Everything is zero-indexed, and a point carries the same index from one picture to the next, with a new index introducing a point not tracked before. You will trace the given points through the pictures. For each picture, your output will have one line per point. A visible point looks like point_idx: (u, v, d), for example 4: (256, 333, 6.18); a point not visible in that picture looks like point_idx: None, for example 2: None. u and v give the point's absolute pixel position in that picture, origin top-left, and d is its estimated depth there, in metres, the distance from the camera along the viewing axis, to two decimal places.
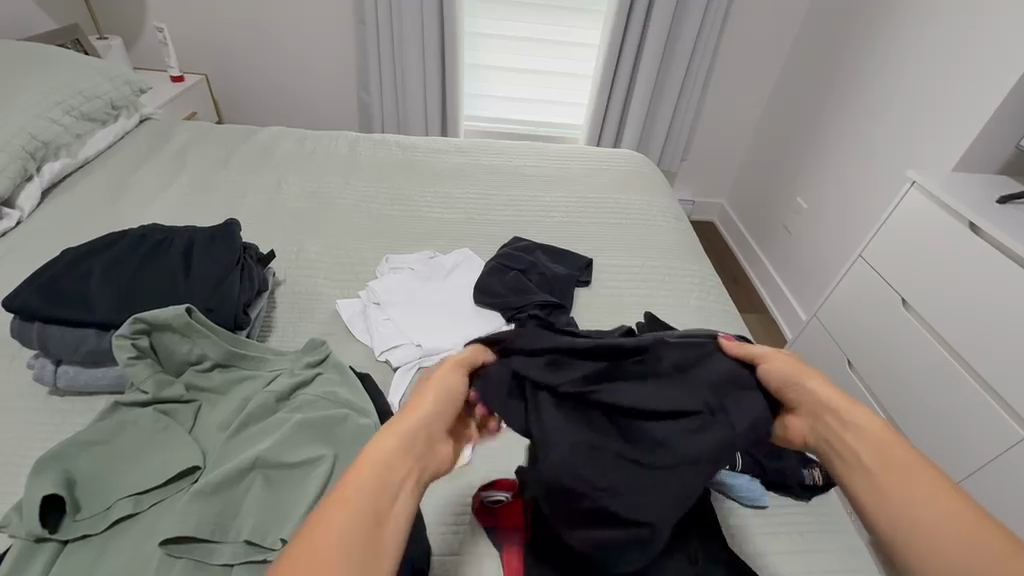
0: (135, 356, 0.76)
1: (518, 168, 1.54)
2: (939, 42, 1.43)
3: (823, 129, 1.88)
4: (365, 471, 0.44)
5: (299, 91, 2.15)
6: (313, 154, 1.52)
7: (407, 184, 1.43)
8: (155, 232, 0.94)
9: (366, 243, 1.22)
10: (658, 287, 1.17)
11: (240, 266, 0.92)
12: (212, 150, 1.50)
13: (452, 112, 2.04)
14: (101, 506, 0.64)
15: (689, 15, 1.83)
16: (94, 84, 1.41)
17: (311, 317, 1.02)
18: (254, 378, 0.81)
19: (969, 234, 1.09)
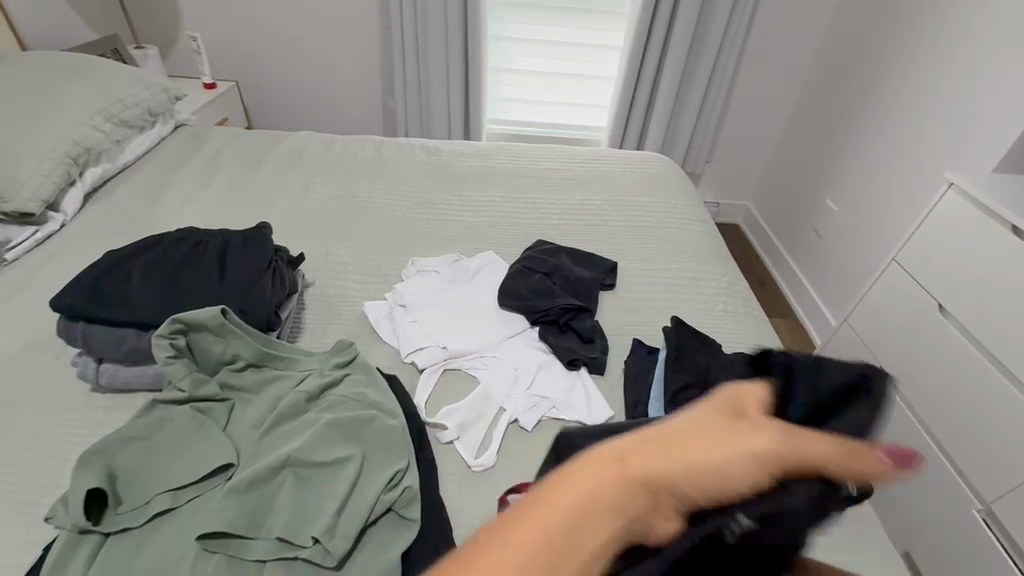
0: (173, 355, 0.78)
1: (542, 171, 1.54)
2: (981, 34, 1.38)
3: (855, 129, 1.83)
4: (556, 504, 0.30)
5: (325, 94, 2.19)
6: (339, 159, 1.55)
7: (432, 188, 1.44)
8: (190, 235, 0.97)
9: (392, 246, 1.24)
10: (685, 292, 1.15)
11: (271, 269, 0.94)
12: (242, 155, 1.54)
13: (475, 116, 2.06)
14: (140, 501, 0.66)
15: (715, 14, 1.81)
16: (133, 92, 1.46)
17: (340, 319, 1.03)
18: (285, 378, 0.82)
19: (1011, 234, 1.05)
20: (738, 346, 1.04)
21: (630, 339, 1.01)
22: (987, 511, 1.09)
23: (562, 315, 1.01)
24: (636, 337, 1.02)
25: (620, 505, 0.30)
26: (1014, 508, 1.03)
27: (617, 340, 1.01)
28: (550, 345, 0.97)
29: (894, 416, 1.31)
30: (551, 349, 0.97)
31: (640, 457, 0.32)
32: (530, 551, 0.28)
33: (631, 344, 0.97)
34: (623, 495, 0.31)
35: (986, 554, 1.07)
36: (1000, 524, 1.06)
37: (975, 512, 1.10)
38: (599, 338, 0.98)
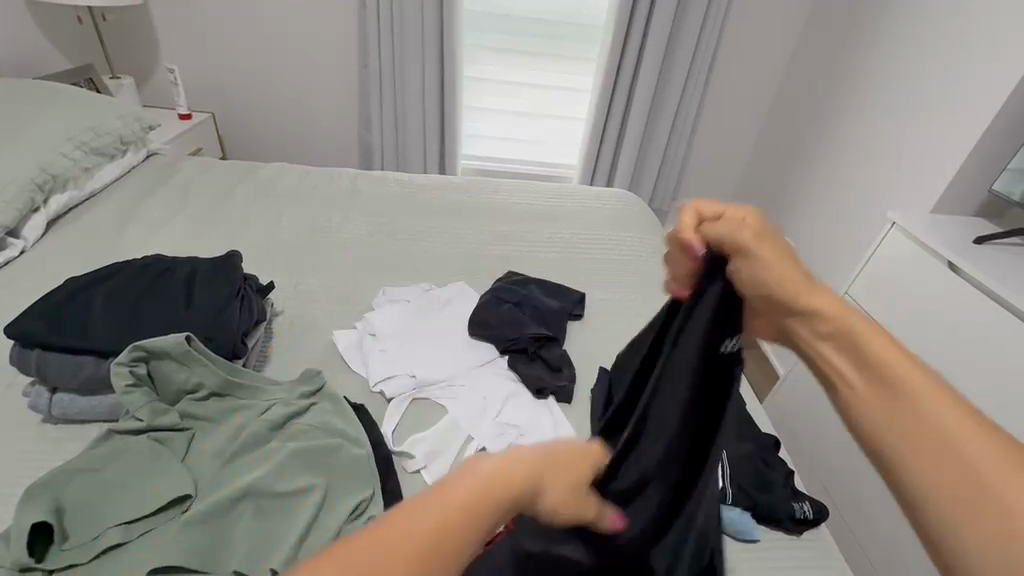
0: (132, 383, 0.77)
1: (514, 205, 1.58)
2: (916, 90, 1.52)
3: (808, 170, 1.95)
4: (462, 491, 0.36)
5: (301, 127, 2.22)
6: (313, 191, 1.56)
7: (405, 220, 1.47)
8: (158, 262, 0.96)
9: (364, 277, 1.25)
10: (650, 322, 1.19)
11: (240, 297, 0.93)
12: (216, 185, 1.55)
13: (449, 152, 2.11)
14: (89, 535, 0.64)
15: (678, 62, 1.94)
16: (107, 121, 1.46)
17: (308, 348, 1.03)
18: (249, 407, 0.81)
19: (948, 271, 1.14)
20: None
21: (597, 368, 1.04)
22: None
23: (530, 344, 1.03)
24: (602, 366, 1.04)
25: (484, 499, 0.37)
26: None
27: (584, 369, 1.04)
28: (519, 373, 0.99)
29: (853, 445, 1.35)
30: (520, 377, 0.99)
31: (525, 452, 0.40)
32: (406, 553, 0.33)
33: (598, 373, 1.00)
34: (496, 500, 0.37)
35: None
36: None
37: None
38: (567, 367, 1.00)
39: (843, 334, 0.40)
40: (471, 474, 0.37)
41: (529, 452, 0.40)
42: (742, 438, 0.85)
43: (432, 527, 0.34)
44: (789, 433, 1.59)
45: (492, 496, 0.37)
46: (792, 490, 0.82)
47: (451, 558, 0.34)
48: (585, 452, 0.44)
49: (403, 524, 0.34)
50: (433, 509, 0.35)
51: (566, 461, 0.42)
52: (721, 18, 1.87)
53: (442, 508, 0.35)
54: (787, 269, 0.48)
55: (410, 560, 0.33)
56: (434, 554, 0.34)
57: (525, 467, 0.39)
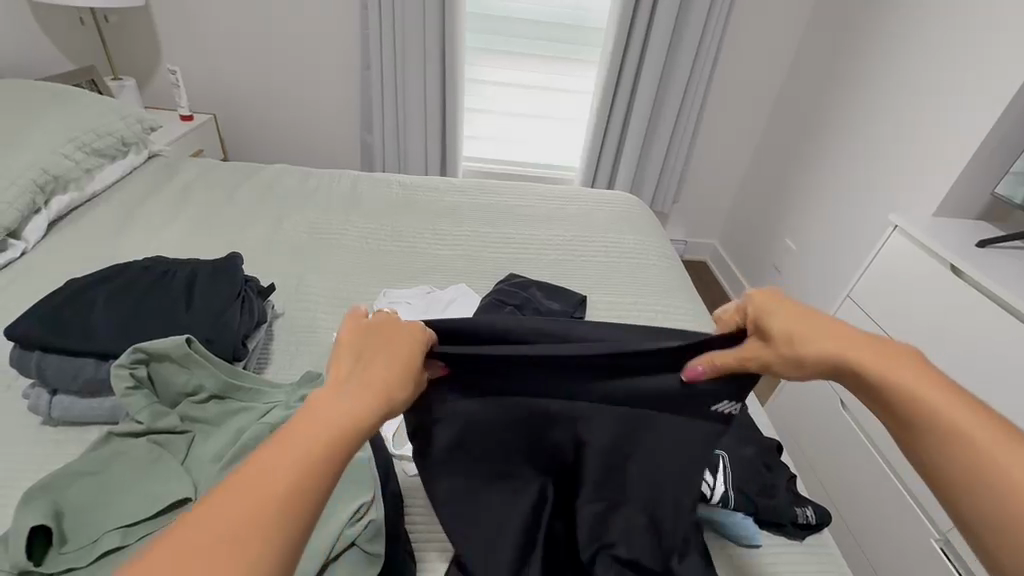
0: (132, 386, 0.76)
1: (515, 207, 1.58)
2: (918, 93, 1.52)
3: (810, 172, 1.95)
4: (293, 435, 0.43)
5: (303, 128, 2.22)
6: (314, 192, 1.57)
7: (406, 222, 1.47)
8: (159, 264, 0.96)
9: (365, 279, 1.25)
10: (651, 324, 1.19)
11: (241, 298, 0.92)
12: (217, 186, 1.55)
13: (451, 154, 2.11)
14: (88, 539, 0.64)
15: (679, 65, 1.94)
16: (108, 122, 1.46)
17: (308, 350, 1.02)
18: (250, 410, 0.81)
19: (951, 274, 1.13)
20: None
21: None
22: (944, 540, 1.11)
23: None
24: None
25: (325, 434, 0.44)
26: None
27: None
28: None
29: (855, 448, 1.35)
30: None
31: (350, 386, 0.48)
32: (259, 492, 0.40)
33: None
34: (340, 429, 0.44)
35: None
36: (957, 552, 1.09)
37: (933, 541, 1.13)
38: None
39: (905, 396, 0.50)
40: (303, 418, 0.45)
41: (345, 399, 0.46)
42: (743, 441, 0.85)
43: (267, 473, 0.41)
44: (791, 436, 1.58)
45: (328, 430, 0.44)
46: (793, 494, 0.82)
47: (308, 483, 0.42)
48: (404, 361, 0.53)
49: (249, 478, 0.41)
50: (273, 456, 0.42)
51: (389, 376, 0.50)
52: (722, 20, 1.87)
53: (281, 451, 0.42)
54: (827, 335, 0.55)
55: (270, 495, 0.40)
56: (291, 483, 0.41)
57: (353, 395, 0.47)
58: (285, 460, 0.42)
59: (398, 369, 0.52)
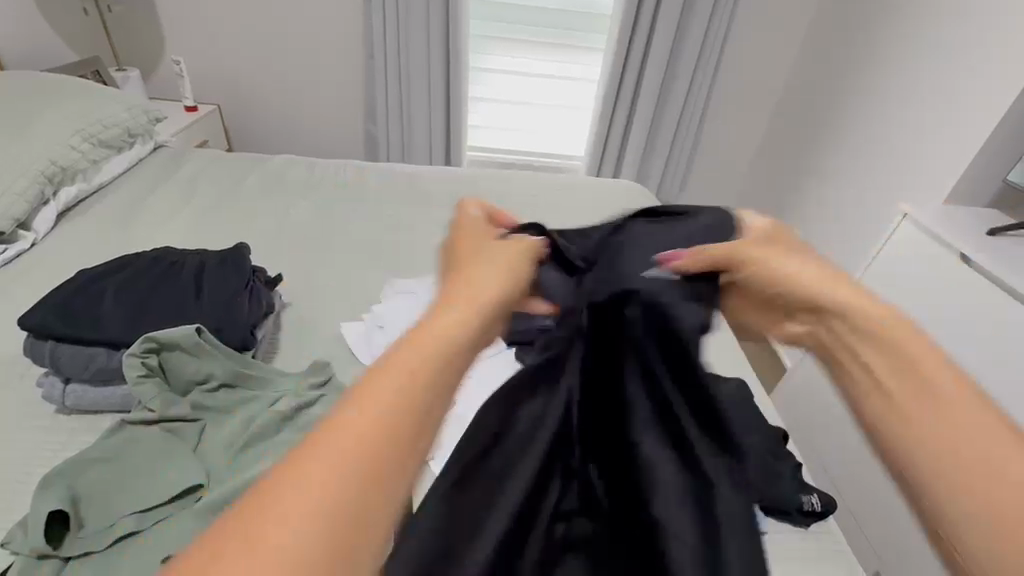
0: (144, 375, 0.77)
1: (522, 196, 1.58)
2: (929, 79, 1.49)
3: (818, 160, 1.93)
4: (399, 357, 0.34)
5: (307, 119, 2.21)
6: (319, 183, 1.56)
7: (412, 212, 1.47)
8: (168, 254, 0.96)
9: (372, 269, 1.25)
10: None
11: (249, 289, 0.92)
12: (222, 177, 1.55)
13: (455, 144, 2.11)
14: (104, 523, 0.65)
15: (686, 52, 1.91)
16: (114, 113, 1.47)
17: (316, 340, 1.03)
18: (259, 398, 0.82)
19: (961, 263, 1.12)
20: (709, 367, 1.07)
21: None
22: None
23: None
24: None
25: (431, 357, 0.34)
26: None
27: None
28: None
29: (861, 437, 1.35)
30: None
31: (457, 297, 0.39)
32: (365, 438, 0.30)
33: None
34: (448, 344, 0.36)
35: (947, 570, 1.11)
36: None
37: None
38: None
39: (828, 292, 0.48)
40: (406, 339, 0.35)
41: (453, 313, 0.37)
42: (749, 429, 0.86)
43: (364, 414, 0.31)
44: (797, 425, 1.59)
45: (438, 350, 0.35)
46: (799, 482, 0.82)
47: (417, 418, 0.32)
48: (501, 263, 0.44)
49: (347, 417, 0.31)
50: (377, 390, 0.32)
51: (497, 284, 0.41)
52: (731, 4, 1.83)
53: (387, 376, 0.33)
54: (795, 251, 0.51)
55: (389, 436, 0.31)
56: (405, 421, 0.32)
57: (462, 305, 0.38)
58: (374, 409, 0.31)
59: (508, 275, 0.43)
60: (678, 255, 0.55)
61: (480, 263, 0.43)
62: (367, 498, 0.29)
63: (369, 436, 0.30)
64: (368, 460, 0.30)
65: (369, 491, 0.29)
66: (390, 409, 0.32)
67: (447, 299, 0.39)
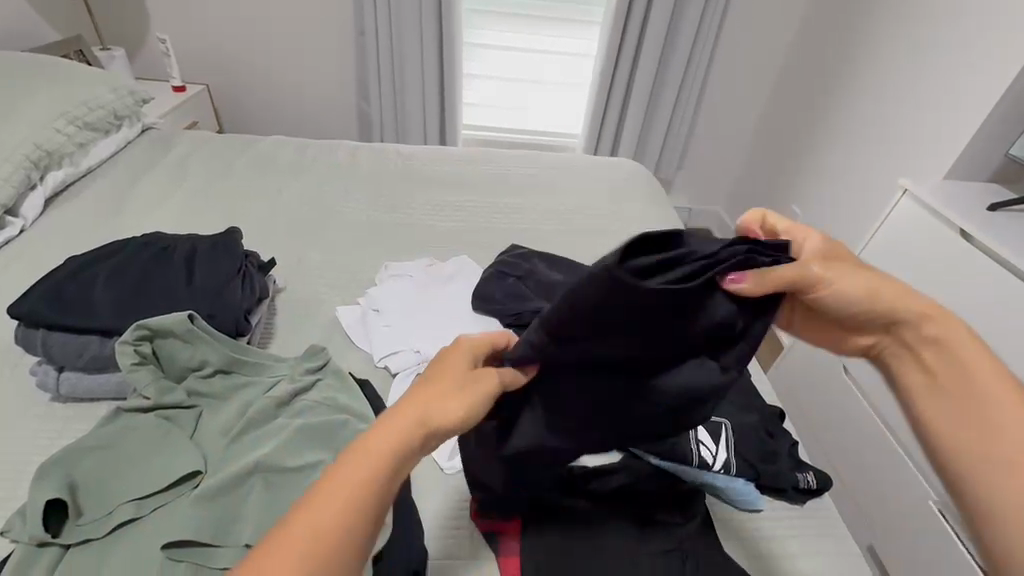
0: (138, 362, 0.76)
1: (518, 176, 1.56)
2: (932, 51, 1.46)
3: (818, 135, 1.90)
4: (346, 468, 0.43)
5: (299, 98, 2.17)
6: (311, 164, 1.54)
7: (407, 193, 1.45)
8: (157, 240, 0.94)
9: (367, 252, 1.24)
10: None
11: (242, 274, 0.91)
12: (213, 159, 1.52)
13: (450, 123, 2.07)
14: (103, 511, 0.65)
15: (684, 25, 1.86)
16: (99, 94, 1.43)
17: (311, 324, 1.02)
18: (255, 384, 0.82)
19: (961, 240, 1.12)
20: None
21: None
22: (942, 501, 1.14)
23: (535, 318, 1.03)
24: None
25: (366, 469, 0.43)
26: None
27: None
28: None
29: (857, 414, 1.36)
30: None
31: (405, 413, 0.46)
32: (311, 534, 0.41)
33: None
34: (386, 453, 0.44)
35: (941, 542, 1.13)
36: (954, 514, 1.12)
37: (930, 502, 1.16)
38: None
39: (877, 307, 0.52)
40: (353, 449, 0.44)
41: (387, 424, 0.45)
42: (746, 409, 0.86)
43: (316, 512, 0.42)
44: (793, 402, 1.61)
45: (374, 460, 0.43)
46: (795, 461, 0.83)
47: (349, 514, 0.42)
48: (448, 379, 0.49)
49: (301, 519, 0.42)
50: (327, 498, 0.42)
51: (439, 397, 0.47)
52: None
53: (333, 485, 0.43)
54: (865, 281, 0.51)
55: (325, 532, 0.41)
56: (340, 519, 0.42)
57: (401, 415, 0.46)
58: (319, 510, 0.42)
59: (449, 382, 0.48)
60: (745, 278, 0.52)
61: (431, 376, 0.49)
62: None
63: (318, 531, 0.41)
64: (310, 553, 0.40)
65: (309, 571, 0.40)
66: (352, 490, 0.43)
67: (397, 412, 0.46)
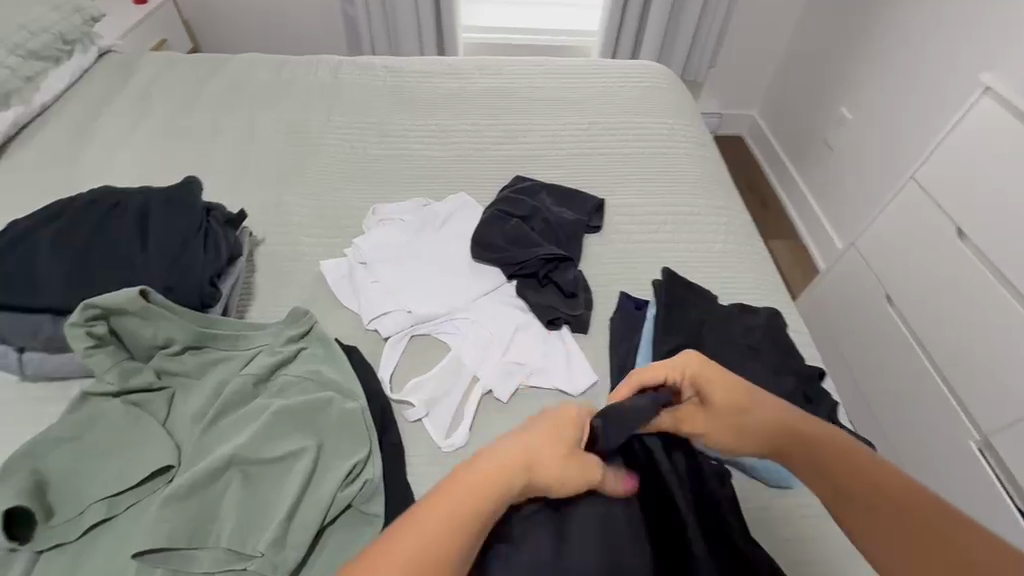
0: (94, 345, 0.68)
1: (523, 90, 1.35)
2: None
3: (880, 20, 1.59)
4: (474, 474, 0.46)
5: (274, 5, 1.91)
6: (289, 87, 1.35)
7: (396, 118, 1.27)
8: (106, 195, 0.82)
9: (353, 192, 1.10)
10: (678, 231, 1.04)
11: (203, 233, 0.80)
12: (179, 86, 1.34)
13: (447, 26, 1.80)
14: (74, 511, 0.61)
15: None
16: (38, 15, 1.24)
17: (294, 282, 0.93)
18: (231, 359, 0.74)
19: None
20: (736, 293, 0.95)
21: (618, 292, 0.92)
22: (985, 443, 1.07)
23: (541, 267, 0.91)
24: (624, 289, 0.93)
25: (497, 479, 0.46)
26: (1015, 441, 1.00)
27: (603, 292, 0.93)
28: (528, 301, 0.88)
29: (898, 348, 1.25)
30: (530, 307, 0.88)
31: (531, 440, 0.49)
32: (455, 514, 0.43)
33: (618, 297, 0.89)
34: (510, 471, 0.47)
35: (976, 486, 1.06)
36: (997, 456, 1.04)
37: (971, 443, 1.09)
38: (583, 292, 0.89)
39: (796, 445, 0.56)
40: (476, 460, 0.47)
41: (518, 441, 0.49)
42: (781, 373, 0.76)
43: (457, 499, 0.44)
44: (823, 329, 1.50)
45: (509, 465, 0.47)
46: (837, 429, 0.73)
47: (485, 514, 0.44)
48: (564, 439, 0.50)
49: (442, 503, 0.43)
50: (466, 483, 0.45)
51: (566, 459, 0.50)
52: None
53: (463, 483, 0.45)
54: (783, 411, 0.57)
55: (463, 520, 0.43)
56: (473, 512, 0.44)
57: (517, 439, 0.49)
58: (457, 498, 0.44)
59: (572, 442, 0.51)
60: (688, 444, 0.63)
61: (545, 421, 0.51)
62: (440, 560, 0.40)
63: (449, 528, 0.42)
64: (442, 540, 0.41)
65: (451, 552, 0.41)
66: (477, 497, 0.44)
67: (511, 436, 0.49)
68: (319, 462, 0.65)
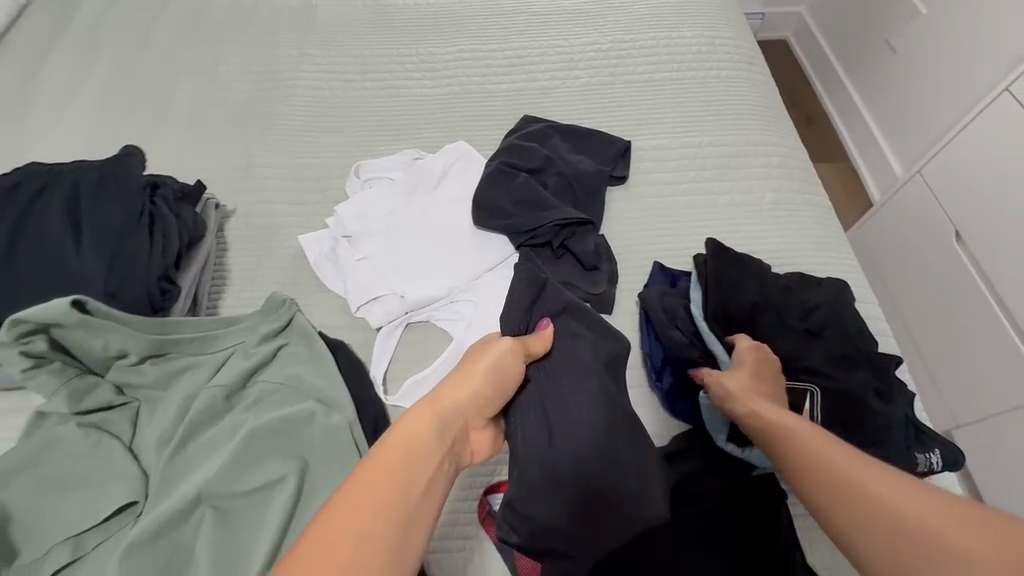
0: (34, 366, 0.59)
1: (530, 2, 1.11)
2: None
3: None
4: (394, 438, 0.43)
5: None
6: (253, 14, 1.14)
7: (380, 47, 1.07)
8: (34, 175, 0.69)
9: (334, 145, 0.94)
10: (720, 179, 0.87)
11: (147, 220, 0.67)
12: (126, 20, 1.13)
13: None
14: (37, 554, 0.53)
15: None
16: None
17: (271, 261, 0.80)
18: (198, 367, 0.64)
19: None
20: (791, 257, 0.80)
21: (650, 261, 0.78)
22: None
23: (555, 234, 0.77)
24: (656, 257, 0.78)
25: (420, 441, 0.44)
26: None
27: (631, 262, 0.79)
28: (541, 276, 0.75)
29: (965, 298, 1.09)
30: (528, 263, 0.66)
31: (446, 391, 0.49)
32: (392, 473, 0.41)
33: (650, 269, 0.76)
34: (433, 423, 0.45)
35: None
36: None
37: None
38: (606, 263, 0.75)
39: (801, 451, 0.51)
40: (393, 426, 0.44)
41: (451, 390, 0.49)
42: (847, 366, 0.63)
43: (389, 459, 0.42)
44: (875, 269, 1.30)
45: (428, 424, 0.45)
46: (913, 433, 0.62)
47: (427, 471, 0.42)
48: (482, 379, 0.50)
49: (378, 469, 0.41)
50: (392, 448, 0.42)
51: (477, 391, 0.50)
52: None
53: (391, 446, 0.42)
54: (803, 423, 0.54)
55: (400, 479, 0.41)
56: (416, 467, 0.42)
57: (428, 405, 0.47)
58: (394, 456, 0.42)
59: (492, 377, 0.51)
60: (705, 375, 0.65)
61: (458, 373, 0.50)
62: (399, 520, 0.39)
63: (391, 484, 0.40)
64: (392, 502, 0.39)
65: (406, 511, 0.39)
66: (409, 453, 0.42)
67: (421, 401, 0.48)
68: (303, 489, 0.57)
